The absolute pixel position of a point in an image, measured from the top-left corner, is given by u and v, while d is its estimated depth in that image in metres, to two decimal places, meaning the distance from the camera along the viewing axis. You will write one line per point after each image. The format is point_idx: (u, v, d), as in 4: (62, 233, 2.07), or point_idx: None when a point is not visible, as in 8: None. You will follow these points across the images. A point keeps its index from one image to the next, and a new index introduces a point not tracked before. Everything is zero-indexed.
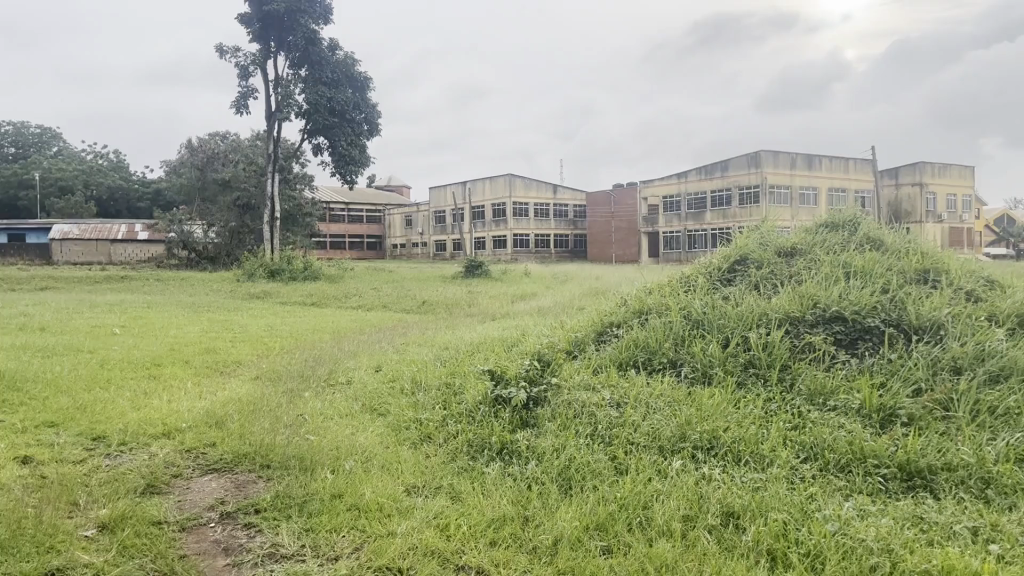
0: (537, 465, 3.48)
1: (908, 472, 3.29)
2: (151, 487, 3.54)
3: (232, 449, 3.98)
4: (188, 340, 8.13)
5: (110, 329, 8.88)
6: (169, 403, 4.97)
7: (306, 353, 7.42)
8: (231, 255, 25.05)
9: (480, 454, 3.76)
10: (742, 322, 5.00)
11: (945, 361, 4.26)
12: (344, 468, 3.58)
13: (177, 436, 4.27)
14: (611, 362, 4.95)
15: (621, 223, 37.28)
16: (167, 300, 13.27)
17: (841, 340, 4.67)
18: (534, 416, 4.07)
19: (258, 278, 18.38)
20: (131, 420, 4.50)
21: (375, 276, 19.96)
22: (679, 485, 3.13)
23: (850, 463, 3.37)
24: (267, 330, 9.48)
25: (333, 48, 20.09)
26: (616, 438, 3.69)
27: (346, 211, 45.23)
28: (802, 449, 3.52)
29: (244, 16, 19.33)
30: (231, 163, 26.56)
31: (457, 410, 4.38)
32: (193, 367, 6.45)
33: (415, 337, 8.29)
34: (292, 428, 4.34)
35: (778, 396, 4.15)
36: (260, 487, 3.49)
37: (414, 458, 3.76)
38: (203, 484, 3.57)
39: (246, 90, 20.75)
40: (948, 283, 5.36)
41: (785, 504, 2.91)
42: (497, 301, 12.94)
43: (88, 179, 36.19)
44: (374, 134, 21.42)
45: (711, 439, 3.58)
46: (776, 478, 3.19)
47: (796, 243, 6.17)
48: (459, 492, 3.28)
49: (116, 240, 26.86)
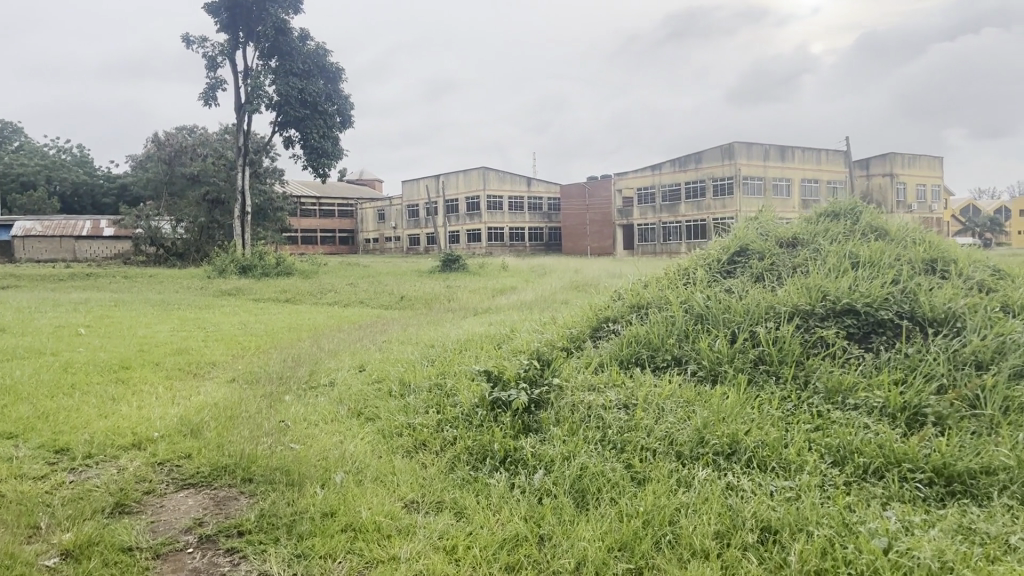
0: (545, 475, 3.20)
1: (944, 477, 3.05)
2: (120, 506, 3.20)
3: (210, 461, 3.65)
4: (156, 341, 7.66)
5: (73, 330, 8.37)
6: (140, 411, 4.61)
7: (285, 354, 7.02)
8: (201, 251, 24.44)
9: (482, 464, 3.47)
10: (748, 315, 4.75)
11: (965, 355, 4.04)
12: (334, 481, 3.29)
13: (147, 447, 3.93)
14: (611, 359, 4.70)
15: (596, 215, 37.07)
16: (135, 298, 12.75)
17: (854, 334, 4.45)
18: (536, 421, 3.78)
19: (230, 274, 17.95)
20: (98, 430, 4.16)
21: (352, 270, 19.51)
22: (704, 497, 2.87)
23: (884, 468, 3.13)
24: (241, 329, 9.03)
25: (304, 38, 19.53)
26: (627, 444, 3.42)
27: (317, 206, 44.59)
28: (828, 451, 3.28)
29: (211, 6, 18.82)
30: (201, 156, 26.03)
31: (453, 414, 4.09)
32: (163, 370, 6.03)
33: (398, 335, 7.90)
34: (274, 436, 4.02)
35: (793, 395, 3.90)
36: (242, 504, 3.17)
37: (409, 468, 3.47)
38: (180, 501, 3.26)
39: (215, 81, 20.21)
40: (957, 274, 5.15)
41: (822, 515, 2.66)
42: (478, 295, 12.60)
43: (51, 174, 35.10)
44: (346, 125, 20.97)
45: (731, 444, 3.32)
46: (807, 486, 2.93)
47: (797, 233, 5.93)
48: (466, 506, 3.00)
49: (81, 236, 26.19)
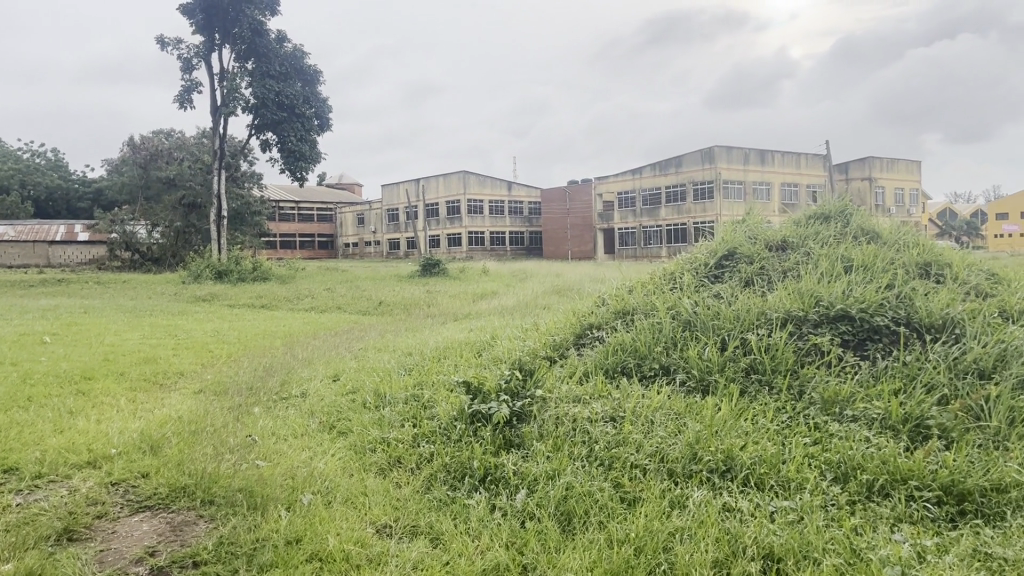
0: (528, 497, 2.98)
1: (954, 496, 2.87)
2: (68, 532, 2.93)
3: (168, 481, 3.38)
4: (124, 349, 7.38)
5: (38, 338, 8.05)
6: (98, 425, 4.33)
7: (256, 363, 6.74)
8: (178, 256, 23.80)
9: (460, 483, 3.25)
10: (739, 322, 4.56)
11: (966, 363, 3.87)
12: (301, 503, 3.06)
13: (103, 465, 3.66)
14: (596, 368, 4.49)
15: (577, 220, 36.91)
16: (106, 305, 12.35)
17: (848, 342, 4.26)
18: (519, 435, 3.55)
19: (205, 280, 17.56)
20: (50, 447, 3.88)
21: (339, 270, 21.59)
22: (700, 521, 2.66)
23: (888, 485, 2.95)
24: (214, 336, 8.74)
25: (281, 40, 19.24)
26: (616, 460, 3.21)
27: (296, 211, 44.21)
28: (829, 467, 3.10)
29: (186, 7, 18.49)
30: (176, 160, 25.67)
31: (429, 428, 3.86)
32: (129, 381, 5.74)
33: (375, 342, 7.62)
34: (239, 454, 3.75)
35: (788, 406, 3.71)
36: (201, 530, 2.92)
37: (382, 488, 3.23)
38: (134, 525, 3.00)
39: (190, 83, 19.86)
40: (953, 278, 5.00)
41: (826, 540, 2.49)
42: (458, 300, 12.39)
43: (24, 178, 34.22)
44: (324, 128, 20.67)
45: (726, 460, 3.11)
46: (809, 507, 2.74)
47: (786, 236, 5.78)
48: (442, 532, 2.78)
49: (54, 241, 25.61)
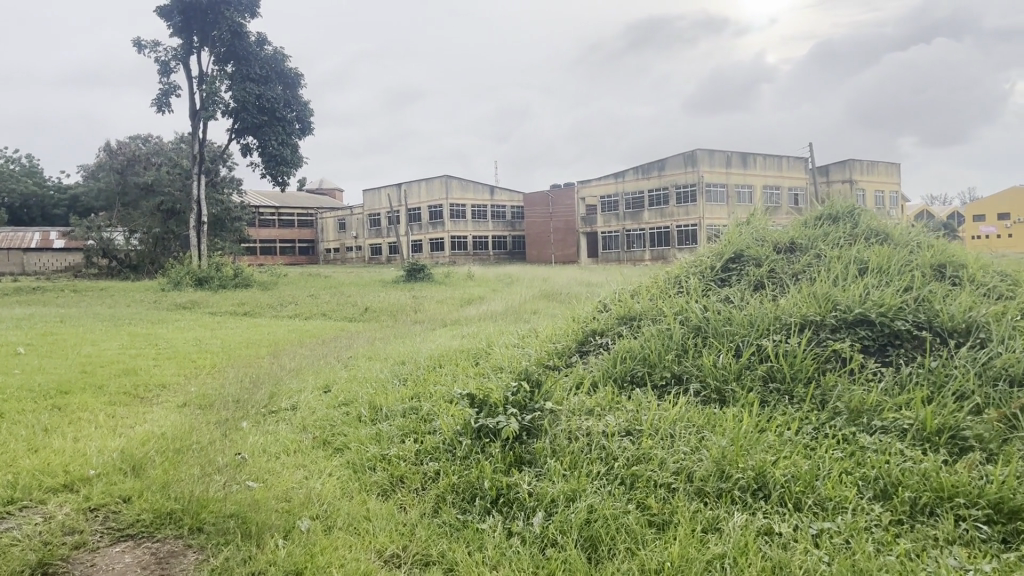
0: (546, 519, 2.75)
1: (1005, 513, 2.65)
2: (44, 566, 2.65)
3: (152, 506, 3.11)
4: (103, 360, 7.08)
5: (13, 349, 7.75)
6: (75, 444, 4.05)
7: (242, 373, 6.50)
8: (155, 263, 23.42)
9: (471, 505, 3.02)
10: (752, 328, 4.34)
11: (997, 370, 3.67)
12: (299, 531, 2.82)
13: (81, 489, 3.38)
14: (604, 377, 4.28)
15: (560, 224, 36.75)
16: (82, 314, 11.93)
17: (869, 347, 4.07)
18: (531, 451, 3.32)
19: (185, 286, 17.21)
20: (24, 469, 3.59)
21: (322, 270, 27.21)
22: (739, 548, 2.45)
23: (933, 503, 2.74)
24: (196, 346, 8.43)
25: (261, 42, 18.89)
26: (637, 479, 3.00)
27: (276, 216, 43.84)
28: (868, 484, 2.89)
29: (163, 9, 18.09)
30: (154, 165, 25.23)
31: (432, 443, 3.62)
32: (107, 395, 5.44)
33: (365, 350, 7.38)
34: (228, 475, 3.49)
35: (812, 416, 3.50)
36: (188, 562, 2.67)
37: (387, 512, 2.99)
38: (115, 557, 2.73)
39: (167, 87, 19.49)
40: (969, 280, 4.83)
41: (879, 567, 2.30)
42: (445, 306, 12.12)
43: None
44: (305, 132, 20.28)
45: (758, 478, 2.89)
46: (853, 528, 2.55)
47: (794, 238, 5.59)
48: (456, 561, 2.56)
49: (29, 248, 25.04)
